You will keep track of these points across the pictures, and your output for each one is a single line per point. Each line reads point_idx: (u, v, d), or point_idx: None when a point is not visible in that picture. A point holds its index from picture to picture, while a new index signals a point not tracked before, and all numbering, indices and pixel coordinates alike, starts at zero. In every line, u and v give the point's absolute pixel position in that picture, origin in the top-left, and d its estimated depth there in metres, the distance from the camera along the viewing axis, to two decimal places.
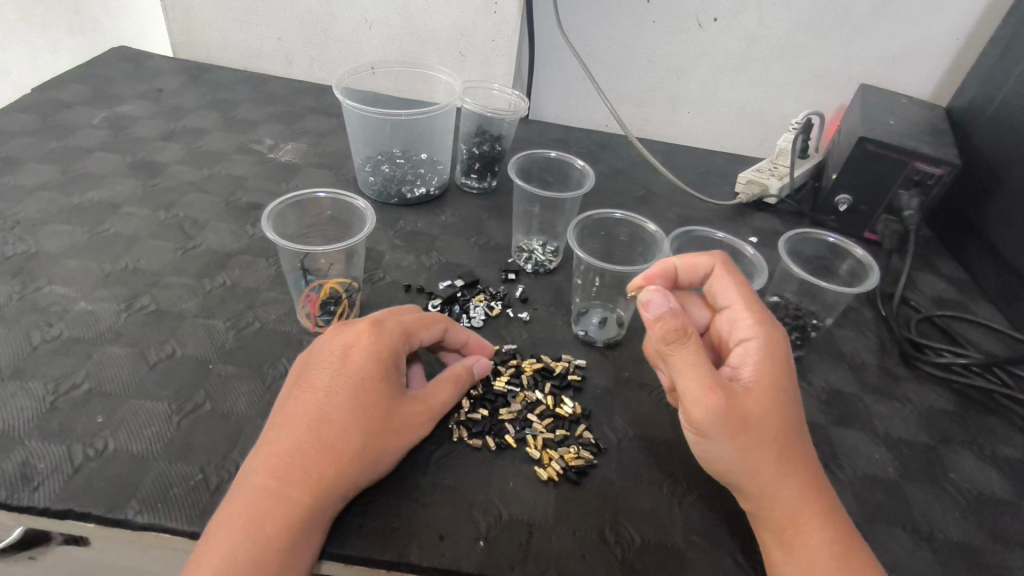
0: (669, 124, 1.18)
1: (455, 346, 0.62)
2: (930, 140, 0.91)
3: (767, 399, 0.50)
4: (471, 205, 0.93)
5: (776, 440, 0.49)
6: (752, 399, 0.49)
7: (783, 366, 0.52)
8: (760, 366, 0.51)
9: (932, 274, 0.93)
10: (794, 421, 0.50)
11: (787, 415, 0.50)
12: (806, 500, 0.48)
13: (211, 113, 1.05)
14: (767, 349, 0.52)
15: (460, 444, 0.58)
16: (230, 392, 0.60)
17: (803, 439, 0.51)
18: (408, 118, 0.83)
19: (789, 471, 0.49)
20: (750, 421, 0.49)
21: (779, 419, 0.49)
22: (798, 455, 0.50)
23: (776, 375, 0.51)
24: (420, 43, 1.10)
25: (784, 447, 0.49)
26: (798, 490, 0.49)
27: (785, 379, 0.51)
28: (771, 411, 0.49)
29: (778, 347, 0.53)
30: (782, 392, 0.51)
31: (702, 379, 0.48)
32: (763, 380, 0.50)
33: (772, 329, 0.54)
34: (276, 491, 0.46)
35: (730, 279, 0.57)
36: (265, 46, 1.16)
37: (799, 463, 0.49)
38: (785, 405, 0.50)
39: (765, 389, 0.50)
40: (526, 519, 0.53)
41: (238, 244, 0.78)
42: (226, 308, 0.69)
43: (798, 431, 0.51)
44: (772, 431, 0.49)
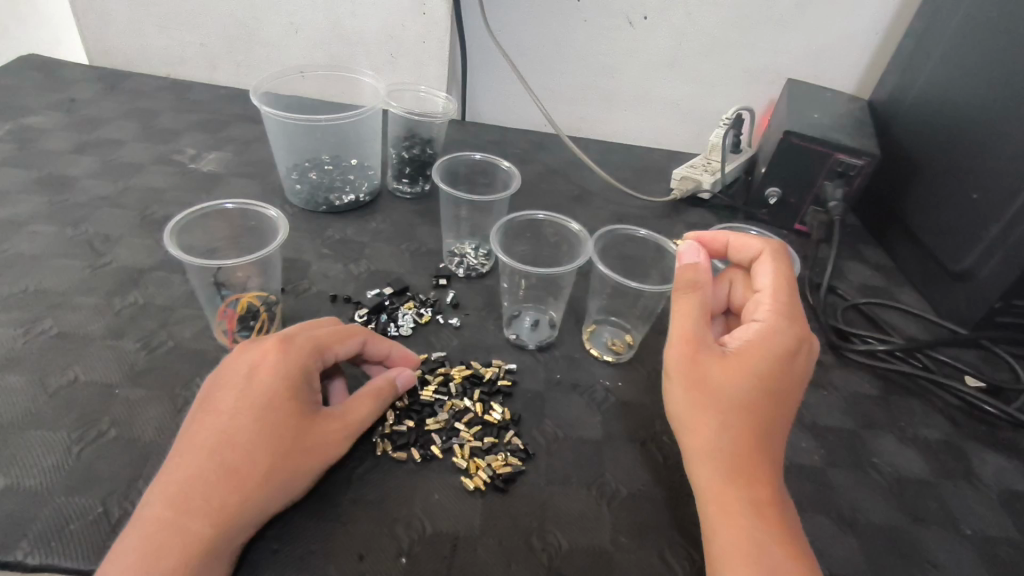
0: (606, 122, 1.18)
1: (378, 358, 0.60)
2: (851, 132, 0.93)
3: (738, 368, 0.49)
4: (403, 210, 0.91)
5: (732, 409, 0.48)
6: (721, 366, 0.50)
7: (778, 353, 0.50)
8: (748, 344, 0.51)
9: (860, 262, 0.95)
10: (767, 407, 0.49)
11: (757, 398, 0.48)
12: (752, 481, 0.46)
13: (129, 123, 1.00)
14: (765, 333, 0.51)
15: (384, 458, 0.57)
16: (137, 417, 0.57)
17: (775, 430, 0.49)
18: (330, 123, 0.82)
19: (739, 450, 0.47)
20: (710, 384, 0.49)
21: (744, 396, 0.48)
22: (758, 441, 0.48)
23: (763, 358, 0.50)
24: (349, 46, 1.07)
25: (741, 424, 0.48)
26: (742, 472, 0.47)
27: (771, 363, 0.50)
28: (737, 385, 0.49)
29: (780, 334, 0.51)
30: (760, 374, 0.49)
31: (684, 330, 0.52)
32: (747, 356, 0.50)
33: (790, 318, 0.52)
34: (174, 524, 0.43)
35: (771, 264, 0.56)
36: (187, 51, 1.11)
37: (753, 448, 0.47)
38: (757, 388, 0.49)
39: (742, 364, 0.50)
40: (451, 532, 0.52)
41: (153, 260, 0.74)
42: (137, 328, 0.65)
43: (768, 419, 0.48)
44: (730, 403, 0.48)
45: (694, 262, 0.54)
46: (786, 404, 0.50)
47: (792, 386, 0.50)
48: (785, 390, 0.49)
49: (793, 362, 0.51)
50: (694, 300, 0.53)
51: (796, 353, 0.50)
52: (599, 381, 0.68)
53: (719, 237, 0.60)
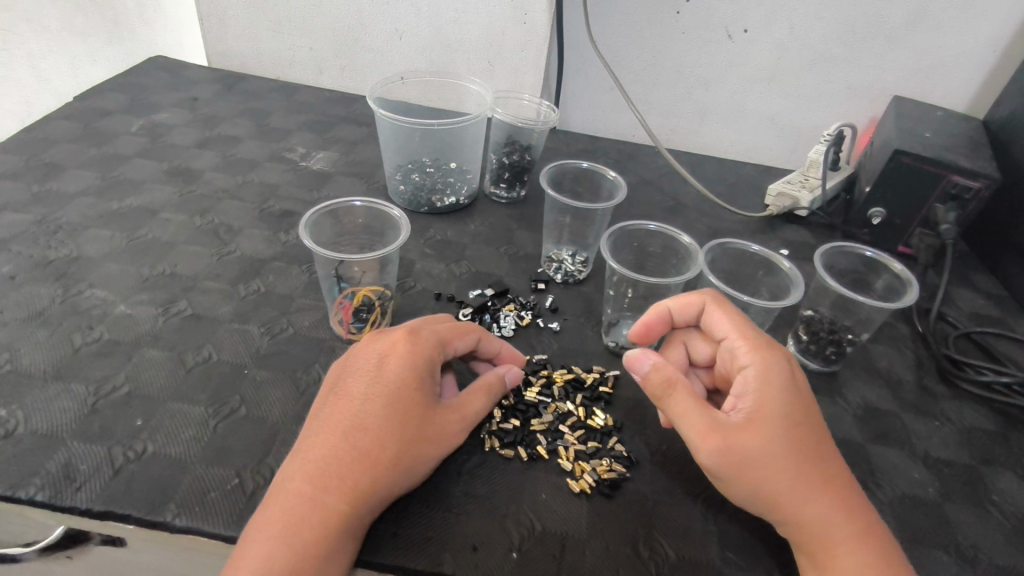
0: (697, 134, 1.18)
1: (488, 356, 0.62)
2: (967, 153, 0.89)
3: (766, 433, 0.48)
4: (500, 214, 0.93)
5: (788, 470, 0.48)
6: (749, 434, 0.49)
7: (787, 395, 0.51)
8: (757, 399, 0.50)
9: (970, 290, 0.91)
10: (806, 447, 0.49)
11: (797, 443, 0.49)
12: (841, 522, 0.47)
13: (245, 122, 1.07)
14: (767, 381, 0.51)
15: (492, 454, 0.58)
16: (265, 397, 0.60)
17: (824, 460, 0.49)
18: (439, 127, 0.84)
19: (804, 496, 0.48)
20: (750, 456, 0.48)
21: (785, 450, 0.48)
22: (816, 479, 0.48)
23: (780, 405, 0.50)
24: (450, 53, 1.11)
25: (798, 473, 0.48)
26: (820, 511, 0.47)
27: (788, 407, 0.50)
28: (773, 445, 0.48)
29: (778, 374, 0.51)
30: (785, 420, 0.49)
31: (698, 425, 0.50)
32: (764, 412, 0.49)
33: (770, 355, 0.53)
34: (311, 498, 0.46)
35: (718, 311, 0.56)
36: (298, 55, 1.18)
37: (818, 484, 0.48)
38: (790, 434, 0.49)
39: (766, 421, 0.49)
40: (560, 532, 0.53)
41: (272, 251, 0.79)
42: (261, 313, 0.70)
43: (814, 454, 0.49)
44: (777, 465, 0.48)
45: (652, 366, 0.53)
46: (817, 429, 0.51)
47: (810, 411, 0.51)
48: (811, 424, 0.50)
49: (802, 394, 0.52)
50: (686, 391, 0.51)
51: (795, 385, 0.51)
52: None
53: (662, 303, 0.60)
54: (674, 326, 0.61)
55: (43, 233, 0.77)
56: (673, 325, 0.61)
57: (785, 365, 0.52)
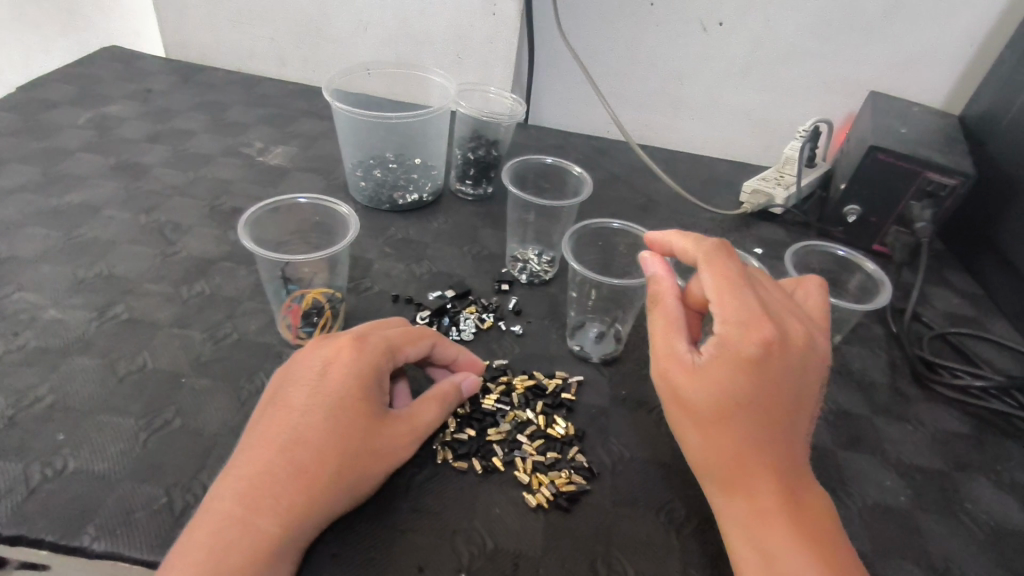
0: (672, 130, 1.15)
1: (443, 362, 0.59)
2: (942, 150, 0.87)
3: (705, 386, 0.45)
4: (466, 212, 0.90)
5: (718, 429, 0.44)
6: (688, 383, 0.45)
7: (748, 370, 0.44)
8: (714, 360, 0.45)
9: (945, 289, 0.89)
10: (753, 427, 0.44)
11: (736, 419, 0.44)
12: (769, 502, 0.43)
13: (201, 115, 1.02)
14: (727, 350, 0.44)
15: (445, 466, 0.55)
16: (202, 408, 0.56)
17: (769, 443, 0.44)
18: (399, 121, 0.80)
19: (729, 467, 0.44)
20: (685, 401, 0.46)
21: (723, 410, 0.44)
22: (747, 460, 0.44)
23: (732, 370, 0.44)
24: (417, 45, 1.07)
25: (732, 438, 0.44)
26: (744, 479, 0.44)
27: (743, 382, 0.44)
28: (708, 398, 0.44)
29: (742, 350, 0.44)
30: (732, 394, 0.44)
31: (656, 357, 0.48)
32: (715, 366, 0.45)
33: (746, 329, 0.44)
34: (241, 520, 0.43)
35: (729, 262, 0.48)
36: (258, 46, 1.13)
37: (749, 456, 0.44)
38: (733, 408, 0.44)
39: (710, 382, 0.44)
40: (513, 550, 0.50)
41: (221, 250, 0.75)
42: (203, 317, 0.66)
43: (755, 438, 0.44)
44: (708, 422, 0.45)
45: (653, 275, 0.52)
46: (778, 410, 0.44)
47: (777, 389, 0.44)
48: (764, 400, 0.44)
49: (773, 375, 0.44)
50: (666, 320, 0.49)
51: (765, 363, 0.44)
52: None
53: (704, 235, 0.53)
54: None
55: None
56: None
57: (766, 339, 0.44)
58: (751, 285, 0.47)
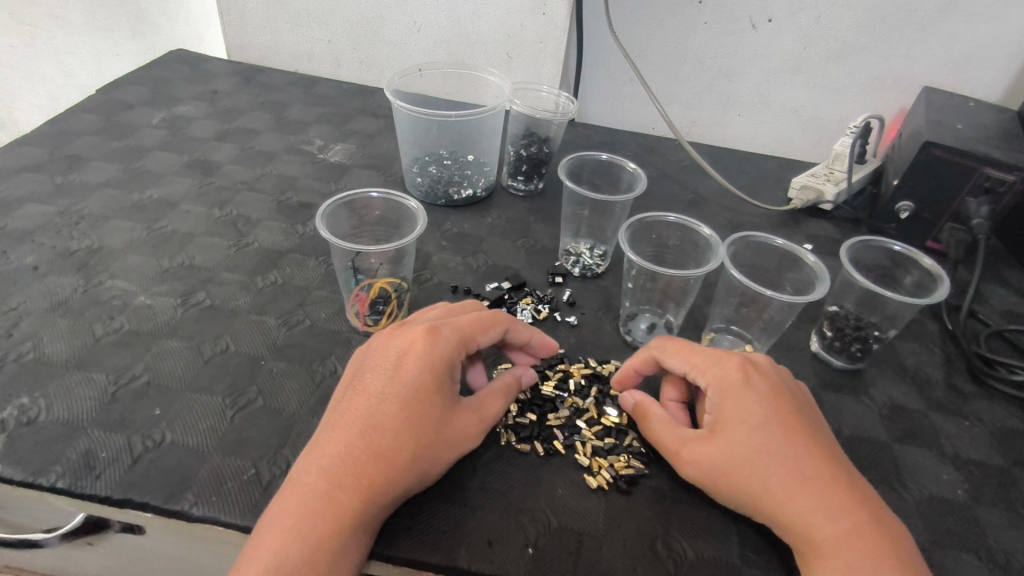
0: (720, 127, 1.16)
1: (518, 343, 0.59)
2: (1001, 145, 0.86)
3: (725, 445, 0.51)
4: (518, 207, 0.92)
5: (755, 473, 0.49)
6: (713, 447, 0.51)
7: (744, 400, 0.52)
8: (717, 410, 0.52)
9: (1002, 287, 0.88)
10: (775, 448, 0.49)
11: (762, 445, 0.50)
12: (830, 511, 0.47)
13: (263, 114, 1.07)
14: (722, 393, 0.53)
15: (508, 448, 0.58)
16: (281, 389, 0.60)
17: (801, 457, 0.49)
18: (457, 119, 0.83)
19: (783, 497, 0.48)
20: (715, 467, 0.51)
21: (748, 454, 0.49)
22: (791, 479, 0.48)
23: (735, 414, 0.51)
24: (468, 45, 1.10)
25: (770, 475, 0.49)
26: (802, 504, 0.47)
27: (747, 413, 0.51)
28: (735, 451, 0.50)
29: (730, 386, 0.53)
30: (746, 426, 0.50)
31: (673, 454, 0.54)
32: (723, 424, 0.51)
33: (721, 367, 0.54)
34: (326, 493, 0.45)
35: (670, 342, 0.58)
36: (316, 48, 1.18)
37: (791, 479, 0.48)
38: (753, 439, 0.50)
39: (729, 432, 0.51)
40: (576, 528, 0.52)
41: (290, 243, 0.79)
42: (278, 305, 0.70)
43: (788, 456, 0.49)
44: (744, 471, 0.49)
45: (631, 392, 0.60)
46: (789, 427, 0.51)
47: (781, 412, 0.51)
48: (774, 427, 0.50)
49: (764, 397, 0.52)
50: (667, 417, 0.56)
51: (750, 391, 0.52)
52: None
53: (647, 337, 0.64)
54: None
55: (66, 224, 0.78)
56: None
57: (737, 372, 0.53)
58: (705, 345, 0.57)
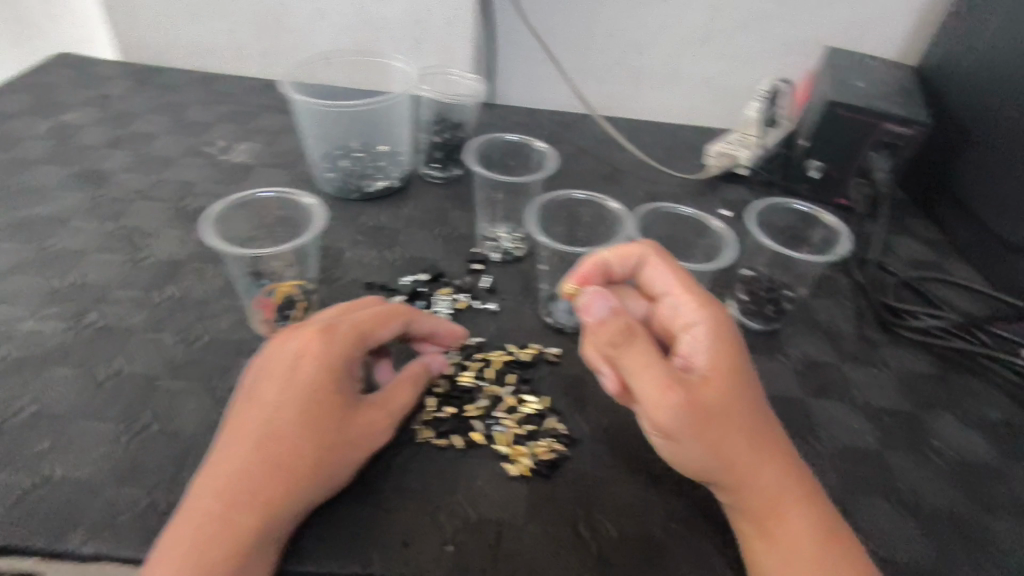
0: (638, 100, 1.15)
1: (420, 335, 0.57)
2: (899, 101, 0.88)
3: (722, 391, 0.47)
4: (434, 195, 0.90)
5: (742, 428, 0.47)
6: (712, 390, 0.47)
7: (738, 354, 0.50)
8: (713, 355, 0.49)
9: (909, 237, 0.91)
10: (757, 409, 0.49)
11: (750, 404, 0.48)
12: (788, 479, 0.48)
13: (160, 117, 1.01)
14: (719, 339, 0.50)
15: (426, 445, 0.56)
16: (181, 408, 0.57)
17: (769, 422, 0.50)
18: (361, 109, 0.80)
19: (757, 458, 0.48)
20: (710, 414, 0.46)
21: (739, 409, 0.48)
22: (764, 442, 0.48)
23: (731, 362, 0.49)
24: (375, 31, 1.06)
25: (750, 435, 0.48)
26: (771, 468, 0.48)
27: (742, 362, 0.50)
28: (731, 402, 0.47)
29: (727, 334, 0.51)
30: (740, 380, 0.49)
31: (652, 386, 0.46)
32: (719, 370, 0.49)
33: (718, 312, 0.52)
34: (221, 516, 0.43)
35: (658, 264, 0.55)
36: (215, 43, 1.11)
37: (764, 443, 0.48)
38: (743, 394, 0.48)
39: (726, 379, 0.48)
40: (497, 519, 0.51)
41: (190, 251, 0.75)
42: (177, 319, 0.66)
43: (763, 415, 0.49)
44: (733, 423, 0.47)
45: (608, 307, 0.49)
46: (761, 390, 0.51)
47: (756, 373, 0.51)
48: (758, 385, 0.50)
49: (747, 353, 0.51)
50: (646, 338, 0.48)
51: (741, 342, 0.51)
52: None
53: (596, 262, 0.57)
54: (610, 280, 0.58)
55: None
56: (609, 278, 0.58)
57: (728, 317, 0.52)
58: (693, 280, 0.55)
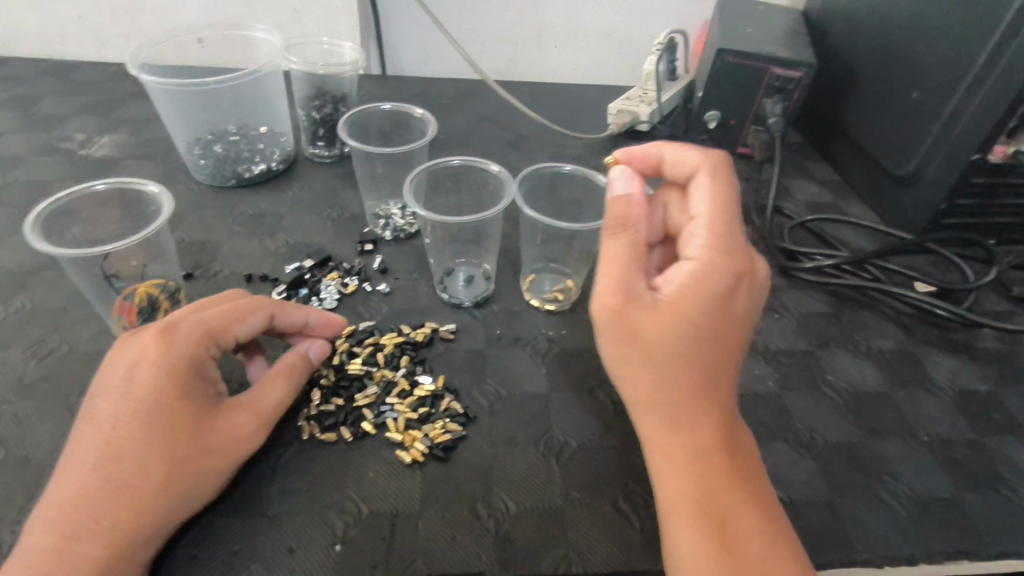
0: (536, 61, 1.12)
1: (292, 328, 0.53)
2: (786, 44, 0.89)
3: (666, 321, 0.43)
4: (322, 176, 0.84)
5: (672, 365, 0.43)
6: (654, 316, 0.43)
7: (714, 303, 0.43)
8: (682, 289, 0.44)
9: (806, 180, 0.93)
10: (706, 362, 0.44)
11: (696, 353, 0.43)
12: (714, 444, 0.44)
13: (6, 113, 0.90)
14: (699, 280, 0.44)
15: (312, 442, 0.52)
16: (28, 433, 0.51)
17: (717, 384, 0.44)
18: (220, 85, 0.74)
19: (681, 404, 0.44)
20: (636, 333, 0.44)
21: (680, 346, 0.43)
22: (698, 394, 0.44)
23: (699, 306, 0.43)
24: (246, 2, 0.98)
25: (683, 376, 0.43)
26: (697, 420, 0.44)
27: (717, 313, 0.43)
28: (671, 336, 0.43)
29: (715, 280, 0.43)
30: (695, 326, 0.43)
31: (613, 279, 0.45)
32: (679, 303, 0.43)
33: (726, 257, 0.44)
34: (58, 549, 0.38)
35: (706, 180, 0.49)
36: (67, 27, 1.01)
37: (697, 395, 0.44)
38: (689, 340, 0.43)
39: (678, 315, 0.43)
40: (389, 510, 0.48)
41: (41, 258, 0.67)
42: (24, 335, 0.59)
43: (710, 371, 0.44)
44: (663, 355, 0.43)
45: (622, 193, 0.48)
46: (726, 352, 0.44)
47: (727, 334, 0.44)
48: (719, 345, 0.44)
49: (732, 310, 0.44)
50: (633, 236, 0.46)
51: (732, 295, 0.44)
52: (542, 332, 0.64)
53: (650, 152, 0.53)
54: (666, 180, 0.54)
55: None
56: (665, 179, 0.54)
57: (747, 260, 0.45)
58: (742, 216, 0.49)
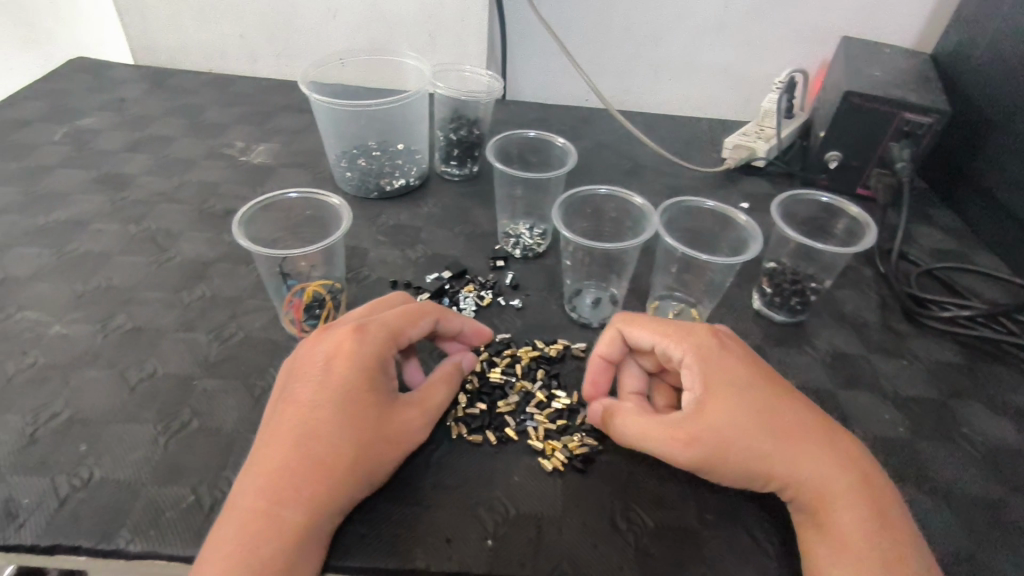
0: (651, 93, 1.15)
1: (450, 335, 0.58)
2: (917, 89, 0.88)
3: (724, 417, 0.48)
4: (453, 193, 0.90)
5: (752, 441, 0.48)
6: (705, 421, 0.49)
7: (727, 366, 0.51)
8: (701, 382, 0.51)
9: (930, 227, 0.91)
10: (774, 414, 0.49)
11: (757, 413, 0.49)
12: (832, 473, 0.47)
13: (177, 120, 1.01)
14: (703, 359, 0.51)
15: (460, 441, 0.56)
16: (216, 407, 0.57)
17: (792, 422, 0.49)
18: (377, 108, 0.81)
19: (785, 463, 0.47)
20: (713, 445, 0.48)
21: (746, 422, 0.48)
22: (790, 443, 0.48)
23: (724, 380, 0.50)
24: (388, 28, 1.06)
25: (769, 439, 0.48)
26: (806, 466, 0.47)
27: (744, 382, 0.50)
28: (734, 420, 0.48)
29: (714, 356, 0.52)
30: (734, 395, 0.49)
31: (652, 424, 0.51)
32: (712, 397, 0.49)
33: (693, 336, 0.53)
34: (268, 512, 0.43)
35: (634, 328, 0.55)
36: (228, 44, 1.12)
37: (790, 444, 0.48)
38: (742, 408, 0.49)
39: (716, 403, 0.49)
40: (535, 513, 0.51)
41: (216, 253, 0.75)
42: (207, 320, 0.66)
43: (782, 416, 0.49)
44: (742, 439, 0.48)
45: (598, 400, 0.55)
46: (777, 392, 0.51)
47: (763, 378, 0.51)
48: (764, 396, 0.50)
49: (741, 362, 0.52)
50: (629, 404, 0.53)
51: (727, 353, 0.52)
52: None
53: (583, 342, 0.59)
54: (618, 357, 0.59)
55: None
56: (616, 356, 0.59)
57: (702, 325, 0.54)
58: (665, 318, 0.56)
